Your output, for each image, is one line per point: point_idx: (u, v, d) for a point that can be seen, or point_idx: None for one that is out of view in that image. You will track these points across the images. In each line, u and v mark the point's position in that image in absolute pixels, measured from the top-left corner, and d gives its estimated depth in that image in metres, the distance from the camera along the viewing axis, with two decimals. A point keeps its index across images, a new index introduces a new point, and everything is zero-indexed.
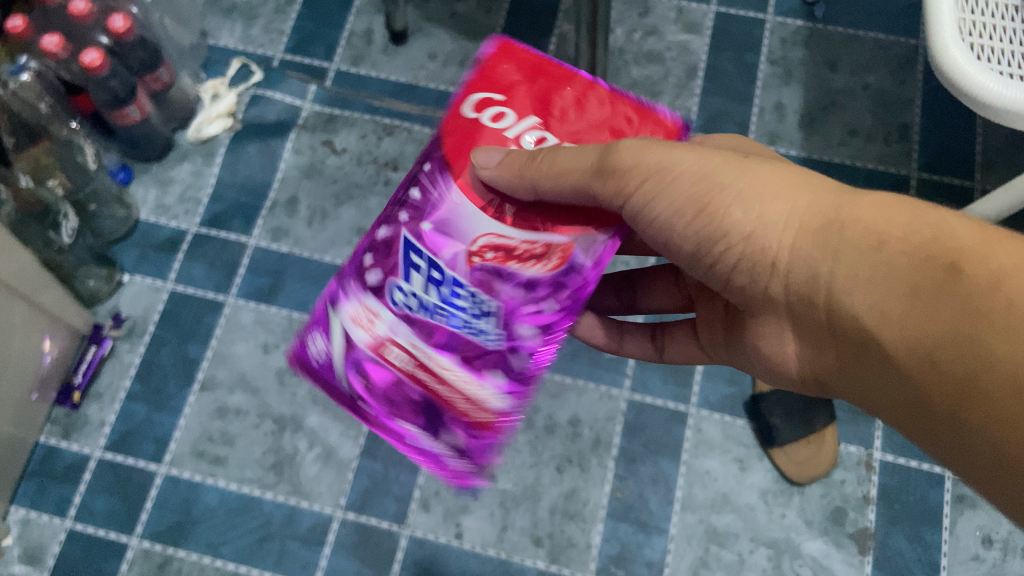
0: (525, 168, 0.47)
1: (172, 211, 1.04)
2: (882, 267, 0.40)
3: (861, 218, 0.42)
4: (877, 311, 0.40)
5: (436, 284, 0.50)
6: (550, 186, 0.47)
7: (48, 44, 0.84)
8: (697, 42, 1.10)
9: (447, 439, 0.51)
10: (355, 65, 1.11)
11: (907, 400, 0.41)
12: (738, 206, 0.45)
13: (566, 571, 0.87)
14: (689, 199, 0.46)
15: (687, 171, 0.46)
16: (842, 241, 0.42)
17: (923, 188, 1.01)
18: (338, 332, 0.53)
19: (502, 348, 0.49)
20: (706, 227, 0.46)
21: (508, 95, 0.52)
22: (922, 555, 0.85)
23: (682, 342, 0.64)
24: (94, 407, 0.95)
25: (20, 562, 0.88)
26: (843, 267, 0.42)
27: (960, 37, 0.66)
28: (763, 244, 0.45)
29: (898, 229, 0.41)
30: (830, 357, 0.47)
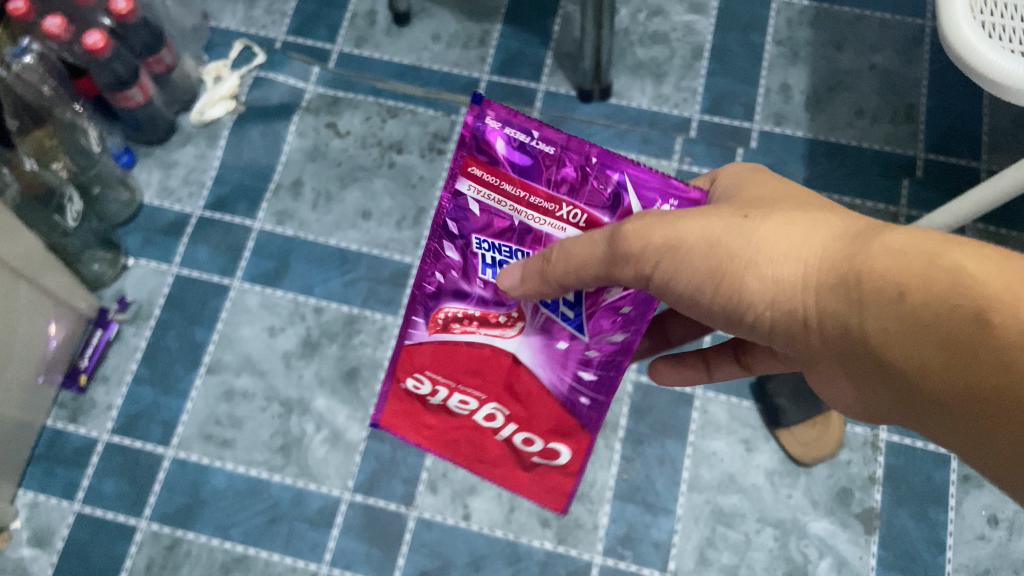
0: (544, 275, 0.48)
1: (175, 194, 1.04)
2: (909, 319, 0.38)
3: (878, 270, 0.40)
4: (917, 361, 0.39)
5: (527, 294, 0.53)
6: (575, 284, 0.48)
7: (51, 26, 0.84)
8: (702, 22, 1.09)
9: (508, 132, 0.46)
10: (358, 47, 1.10)
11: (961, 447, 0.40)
12: (753, 276, 0.45)
13: (574, 551, 0.87)
14: (704, 272, 0.46)
15: (697, 243, 0.45)
16: (863, 298, 0.41)
17: (930, 168, 1.00)
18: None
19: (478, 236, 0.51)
20: (725, 296, 0.46)
21: (537, 459, 0.61)
22: (927, 535, 0.86)
23: (768, 360, 0.62)
24: (101, 390, 0.95)
25: (29, 545, 0.89)
26: (870, 321, 0.41)
27: (971, 16, 0.66)
28: (788, 306, 0.45)
29: (916, 278, 0.38)
30: (886, 409, 0.46)
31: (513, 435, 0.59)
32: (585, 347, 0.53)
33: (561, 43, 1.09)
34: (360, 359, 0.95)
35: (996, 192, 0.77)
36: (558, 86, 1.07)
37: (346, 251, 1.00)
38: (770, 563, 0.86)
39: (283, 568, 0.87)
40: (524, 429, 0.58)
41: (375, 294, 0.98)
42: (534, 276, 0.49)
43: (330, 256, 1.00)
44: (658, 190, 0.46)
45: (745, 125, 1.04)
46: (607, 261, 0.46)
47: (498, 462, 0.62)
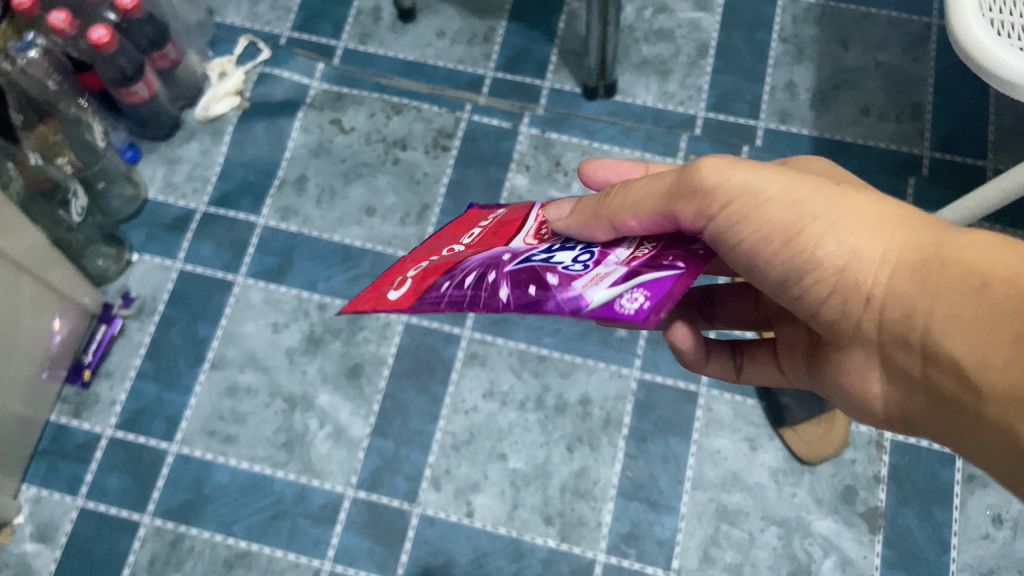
0: (598, 212, 0.46)
1: (179, 190, 1.04)
2: (986, 309, 0.39)
3: (967, 258, 0.41)
4: (981, 353, 0.39)
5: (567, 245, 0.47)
6: (629, 222, 0.45)
7: (55, 20, 0.84)
8: (707, 20, 1.09)
9: None
10: (362, 43, 1.10)
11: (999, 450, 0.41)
12: (830, 238, 0.44)
13: (577, 549, 0.87)
14: (778, 227, 0.45)
15: (775, 199, 0.45)
16: (940, 283, 0.42)
17: (936, 167, 1.00)
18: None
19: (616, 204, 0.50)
20: (794, 256, 0.45)
21: (388, 287, 0.45)
22: (931, 534, 0.85)
23: (765, 363, 0.61)
24: (105, 385, 0.95)
25: (32, 540, 0.89)
26: (941, 307, 0.41)
27: (979, 13, 0.66)
28: (857, 278, 0.45)
29: (1003, 270, 0.39)
30: (923, 406, 0.46)
31: (420, 265, 0.47)
32: (494, 272, 0.43)
33: (566, 40, 1.08)
34: (363, 355, 0.95)
35: (1001, 191, 0.76)
36: (562, 83, 1.07)
37: (349, 247, 1.00)
38: (774, 561, 0.86)
39: (286, 564, 0.87)
40: (430, 268, 0.46)
41: None
42: (585, 212, 0.47)
43: (334, 252, 1.00)
44: (664, 278, 0.38)
45: (750, 122, 1.04)
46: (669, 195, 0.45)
47: (409, 264, 0.49)
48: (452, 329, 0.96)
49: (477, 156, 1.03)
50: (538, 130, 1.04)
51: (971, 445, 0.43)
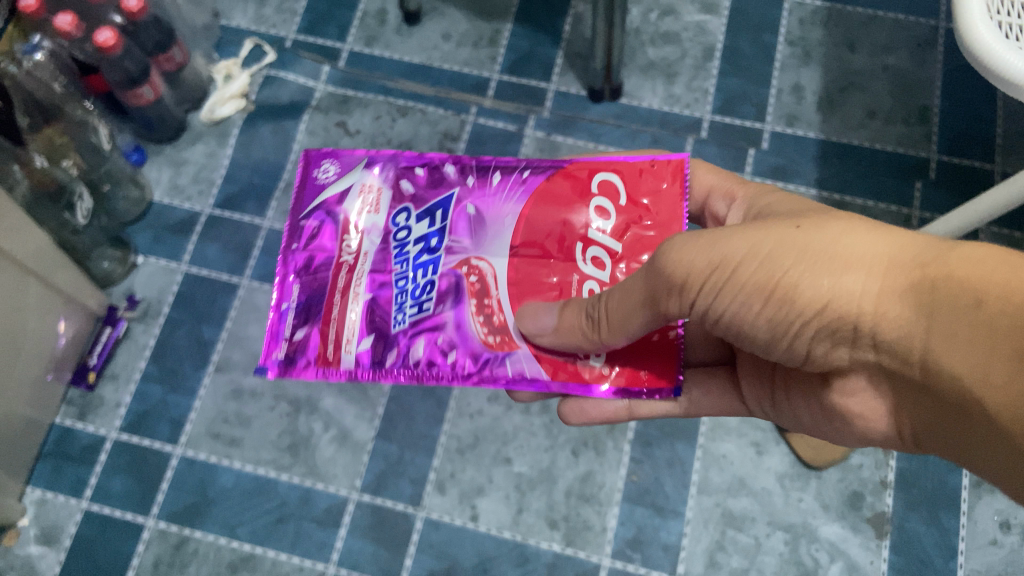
0: (590, 331, 0.55)
1: (185, 192, 1.04)
2: (983, 327, 0.39)
3: (953, 277, 0.41)
4: (985, 376, 0.39)
5: (426, 249, 0.62)
6: (617, 333, 0.54)
7: (62, 22, 0.84)
8: (714, 22, 1.09)
9: (298, 336, 0.62)
10: (368, 46, 1.10)
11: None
12: (807, 282, 0.46)
13: (581, 554, 0.86)
14: (755, 284, 0.47)
15: (745, 257, 0.47)
16: (932, 306, 0.42)
17: (943, 171, 0.99)
18: (344, 180, 0.66)
19: (395, 331, 0.61)
20: (778, 309, 0.47)
21: None
22: (939, 540, 0.85)
23: (720, 395, 0.66)
24: (110, 388, 0.95)
25: (36, 542, 0.89)
26: (940, 330, 0.41)
27: (988, 16, 0.65)
28: (845, 314, 0.45)
29: (991, 287, 0.38)
30: (955, 426, 0.45)
31: None
32: None
33: (572, 43, 1.08)
34: None
35: (1010, 195, 0.76)
36: (568, 86, 1.06)
37: None
38: (780, 566, 0.85)
39: (290, 568, 0.87)
40: None
41: None
42: (573, 335, 0.56)
43: None
44: None
45: (756, 125, 1.03)
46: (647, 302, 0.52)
47: None
48: None
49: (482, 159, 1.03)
50: (544, 133, 1.04)
51: (1002, 463, 0.42)
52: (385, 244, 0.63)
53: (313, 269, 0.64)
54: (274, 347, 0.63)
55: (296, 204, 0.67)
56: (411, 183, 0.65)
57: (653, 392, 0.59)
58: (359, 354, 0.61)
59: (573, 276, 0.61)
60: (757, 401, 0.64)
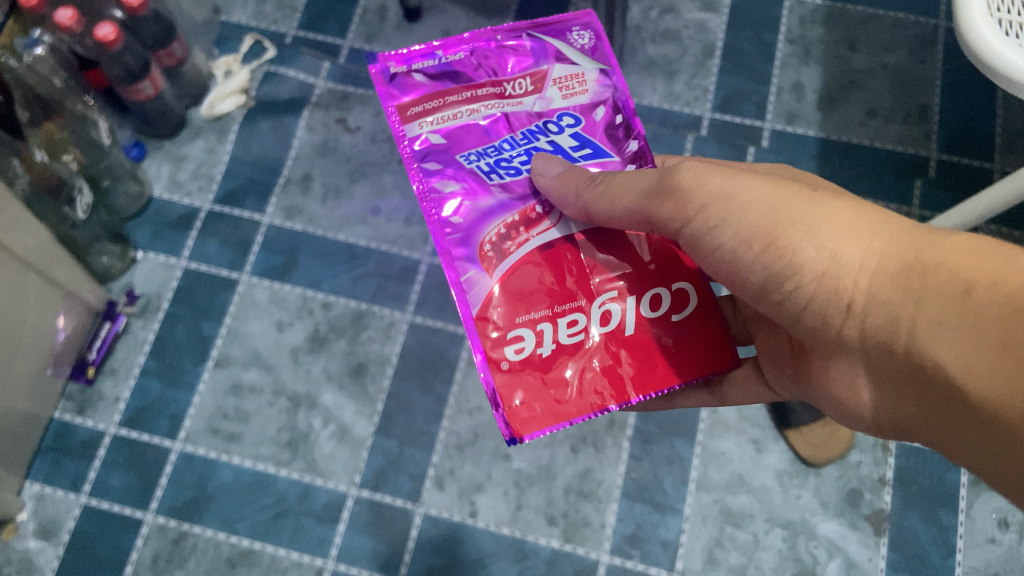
0: (582, 189, 0.54)
1: (185, 188, 1.04)
2: (967, 313, 0.41)
3: (947, 263, 0.43)
4: (965, 359, 0.41)
5: (547, 153, 0.58)
6: (601, 210, 0.53)
7: (62, 17, 0.84)
8: (714, 21, 1.09)
9: (429, 60, 0.59)
10: (369, 42, 1.10)
11: (980, 450, 0.43)
12: (809, 243, 0.47)
13: (580, 550, 0.87)
14: (757, 233, 0.49)
15: (754, 202, 0.49)
16: (923, 288, 0.44)
17: (942, 170, 0.99)
18: (581, 54, 0.59)
19: (451, 160, 0.57)
20: (775, 260, 0.49)
21: None
22: (937, 538, 0.85)
23: (748, 383, 0.64)
24: (109, 383, 0.95)
25: (34, 537, 0.89)
26: (926, 311, 0.44)
27: (989, 13, 0.66)
28: (838, 284, 0.47)
29: (984, 277, 0.41)
30: (918, 407, 0.48)
31: None
32: None
33: None
34: (367, 355, 0.95)
35: (1009, 192, 0.76)
36: None
37: (354, 246, 1.00)
38: (778, 564, 0.85)
39: (288, 563, 0.87)
40: None
41: (383, 290, 0.98)
42: (568, 185, 0.54)
43: (338, 251, 1.00)
44: None
45: (757, 123, 1.04)
46: (649, 194, 0.52)
47: None
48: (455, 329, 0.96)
49: None
50: None
51: (959, 445, 0.45)
52: (535, 116, 0.58)
53: (478, 70, 0.59)
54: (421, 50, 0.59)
55: (536, 22, 0.61)
56: (606, 115, 0.59)
57: (507, 418, 0.53)
58: (422, 139, 0.58)
59: (579, 303, 0.56)
60: (785, 388, 0.61)
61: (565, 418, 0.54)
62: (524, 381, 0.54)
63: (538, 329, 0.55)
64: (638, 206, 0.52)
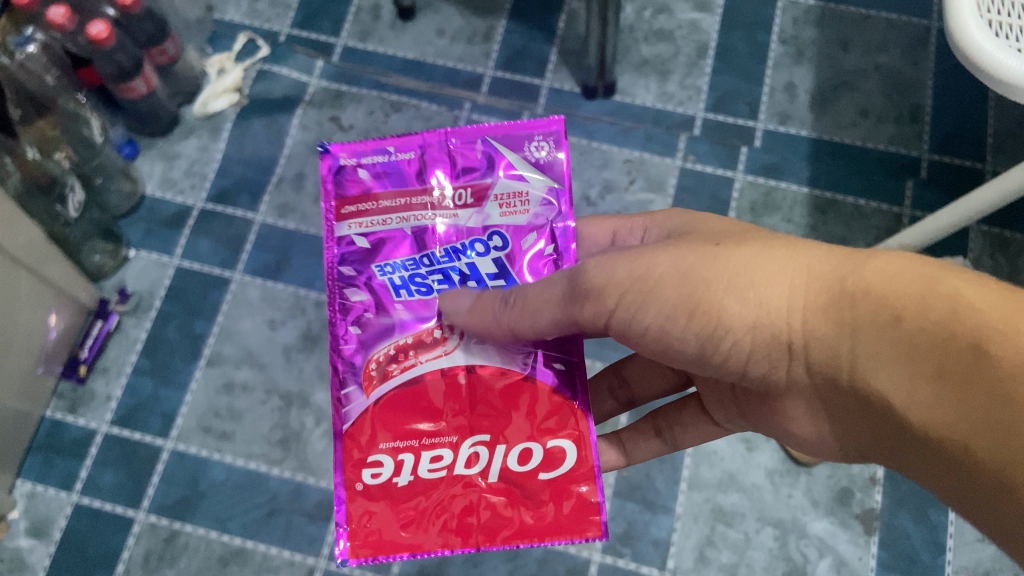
0: (501, 315, 0.55)
1: (178, 186, 1.03)
2: (901, 342, 0.40)
3: (869, 293, 0.42)
4: (902, 390, 0.41)
5: (460, 274, 0.59)
6: (528, 331, 0.54)
7: (54, 15, 0.84)
8: (707, 21, 1.09)
9: (369, 156, 0.60)
10: (362, 41, 1.10)
11: (941, 479, 0.42)
12: (731, 299, 0.47)
13: (572, 548, 0.87)
14: (678, 303, 0.49)
15: (664, 273, 0.49)
16: (855, 319, 0.43)
17: (934, 170, 1.00)
18: (531, 169, 0.60)
19: (364, 271, 0.59)
20: (705, 326, 0.48)
21: None
22: (927, 536, 0.85)
23: (698, 426, 0.67)
24: (101, 381, 0.95)
25: (26, 535, 0.88)
26: (863, 343, 0.43)
27: (978, 14, 0.66)
28: (775, 329, 0.47)
29: (910, 304, 0.40)
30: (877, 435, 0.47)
31: None
32: None
33: (566, 39, 1.09)
34: None
35: (999, 191, 0.76)
36: (562, 83, 1.07)
37: None
38: (769, 562, 0.86)
39: (281, 562, 0.87)
40: None
41: None
42: (481, 316, 0.55)
43: None
44: None
45: (749, 123, 1.04)
46: (567, 300, 0.53)
47: None
48: None
49: None
50: None
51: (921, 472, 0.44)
52: (461, 233, 0.60)
53: (423, 176, 0.60)
54: (364, 143, 0.60)
55: (499, 126, 0.61)
56: (536, 243, 0.60)
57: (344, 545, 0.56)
58: (346, 243, 0.59)
59: (451, 439, 0.57)
60: (730, 423, 0.64)
61: (407, 549, 0.56)
62: (377, 510, 0.57)
63: (399, 459, 0.57)
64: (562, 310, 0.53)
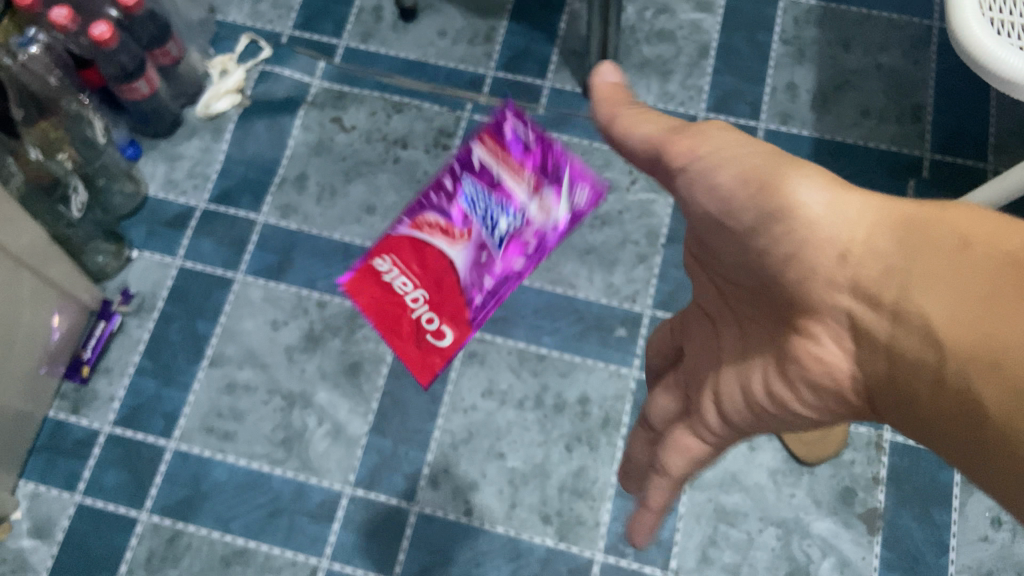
0: (627, 108, 0.50)
1: (181, 187, 1.04)
2: (966, 269, 0.36)
3: (947, 220, 0.38)
4: (957, 319, 0.36)
5: None
6: (631, 129, 0.48)
7: (57, 16, 0.84)
8: (708, 21, 1.09)
9: None
10: (364, 42, 1.10)
11: (960, 426, 0.37)
12: (794, 190, 0.43)
13: (575, 548, 0.87)
14: (741, 182, 0.44)
15: (732, 158, 0.45)
16: (922, 242, 0.39)
17: (935, 169, 1.00)
18: None
19: None
20: (757, 209, 0.44)
21: None
22: (930, 536, 0.85)
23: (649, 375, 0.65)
24: (103, 381, 0.95)
25: (29, 536, 0.89)
26: (917, 269, 0.38)
27: (980, 12, 0.66)
28: (820, 236, 0.42)
29: (987, 232, 0.36)
30: (879, 378, 0.42)
31: None
32: None
33: (567, 40, 1.09)
34: (362, 353, 0.95)
35: (1001, 191, 0.76)
36: (563, 83, 1.07)
37: (350, 245, 1.00)
38: (772, 562, 0.86)
39: (283, 562, 0.87)
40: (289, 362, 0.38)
41: None
42: (613, 95, 0.51)
43: (333, 250, 1.00)
44: None
45: (750, 123, 1.04)
46: (672, 128, 0.46)
47: None
48: None
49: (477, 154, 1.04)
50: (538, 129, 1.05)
51: (935, 415, 0.39)
52: None
53: None
54: None
55: None
56: None
57: None
58: None
59: None
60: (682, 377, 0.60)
61: None
62: None
63: None
64: (656, 137, 0.46)
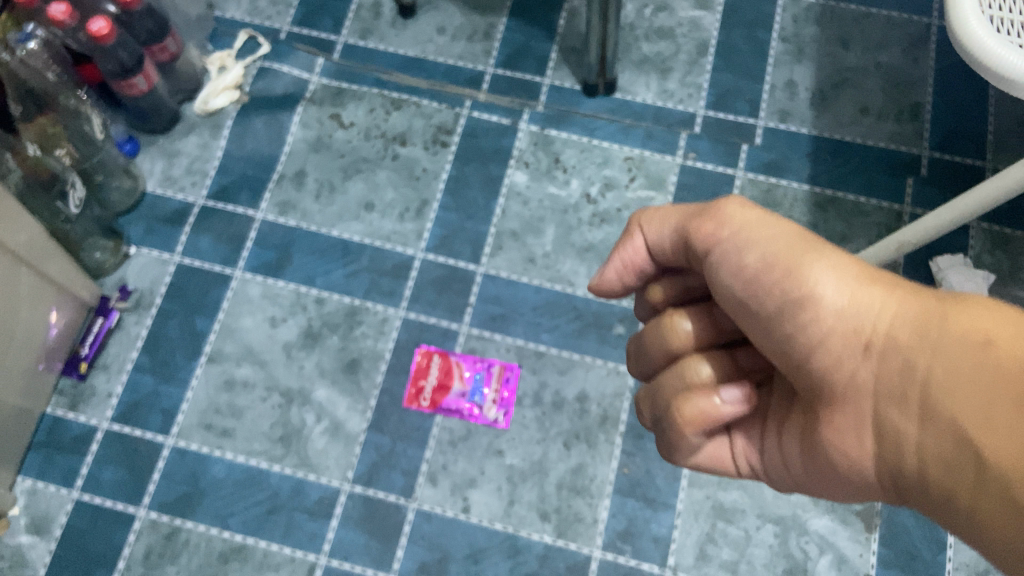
0: None
1: (178, 183, 1.03)
2: (987, 369, 0.36)
3: (968, 315, 0.38)
4: (983, 416, 0.36)
5: None
6: None
7: (55, 11, 0.83)
8: (708, 18, 1.09)
9: None
10: (363, 38, 1.10)
11: (992, 535, 0.36)
12: (824, 275, 0.43)
13: (573, 546, 0.87)
14: (773, 257, 0.45)
15: (767, 235, 0.46)
16: (945, 336, 0.39)
17: (934, 167, 1.00)
18: None
19: None
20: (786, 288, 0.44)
21: None
22: (928, 533, 0.86)
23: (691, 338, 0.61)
24: (101, 377, 0.95)
25: (26, 532, 0.88)
26: (944, 361, 0.39)
27: (980, 10, 0.66)
28: (857, 322, 0.43)
29: (1010, 334, 0.36)
30: (908, 473, 0.41)
31: None
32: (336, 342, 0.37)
33: (567, 37, 1.09)
34: (361, 350, 0.95)
35: (999, 189, 0.76)
36: (563, 81, 1.07)
37: (348, 242, 1.00)
38: (769, 559, 0.86)
39: (281, 558, 0.87)
40: None
41: (377, 285, 0.98)
42: None
43: (332, 247, 1.00)
44: None
45: (750, 121, 1.04)
46: None
47: None
48: (451, 325, 0.96)
49: (476, 151, 1.04)
50: (538, 127, 1.05)
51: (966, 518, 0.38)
52: None
53: None
54: None
55: None
56: None
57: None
58: None
59: None
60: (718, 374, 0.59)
61: None
62: None
63: None
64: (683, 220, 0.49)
